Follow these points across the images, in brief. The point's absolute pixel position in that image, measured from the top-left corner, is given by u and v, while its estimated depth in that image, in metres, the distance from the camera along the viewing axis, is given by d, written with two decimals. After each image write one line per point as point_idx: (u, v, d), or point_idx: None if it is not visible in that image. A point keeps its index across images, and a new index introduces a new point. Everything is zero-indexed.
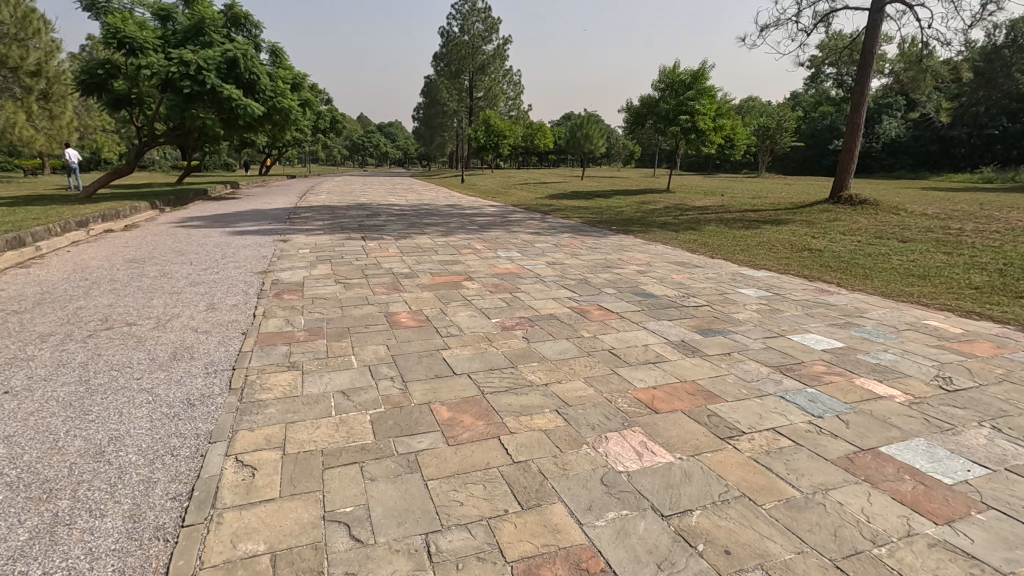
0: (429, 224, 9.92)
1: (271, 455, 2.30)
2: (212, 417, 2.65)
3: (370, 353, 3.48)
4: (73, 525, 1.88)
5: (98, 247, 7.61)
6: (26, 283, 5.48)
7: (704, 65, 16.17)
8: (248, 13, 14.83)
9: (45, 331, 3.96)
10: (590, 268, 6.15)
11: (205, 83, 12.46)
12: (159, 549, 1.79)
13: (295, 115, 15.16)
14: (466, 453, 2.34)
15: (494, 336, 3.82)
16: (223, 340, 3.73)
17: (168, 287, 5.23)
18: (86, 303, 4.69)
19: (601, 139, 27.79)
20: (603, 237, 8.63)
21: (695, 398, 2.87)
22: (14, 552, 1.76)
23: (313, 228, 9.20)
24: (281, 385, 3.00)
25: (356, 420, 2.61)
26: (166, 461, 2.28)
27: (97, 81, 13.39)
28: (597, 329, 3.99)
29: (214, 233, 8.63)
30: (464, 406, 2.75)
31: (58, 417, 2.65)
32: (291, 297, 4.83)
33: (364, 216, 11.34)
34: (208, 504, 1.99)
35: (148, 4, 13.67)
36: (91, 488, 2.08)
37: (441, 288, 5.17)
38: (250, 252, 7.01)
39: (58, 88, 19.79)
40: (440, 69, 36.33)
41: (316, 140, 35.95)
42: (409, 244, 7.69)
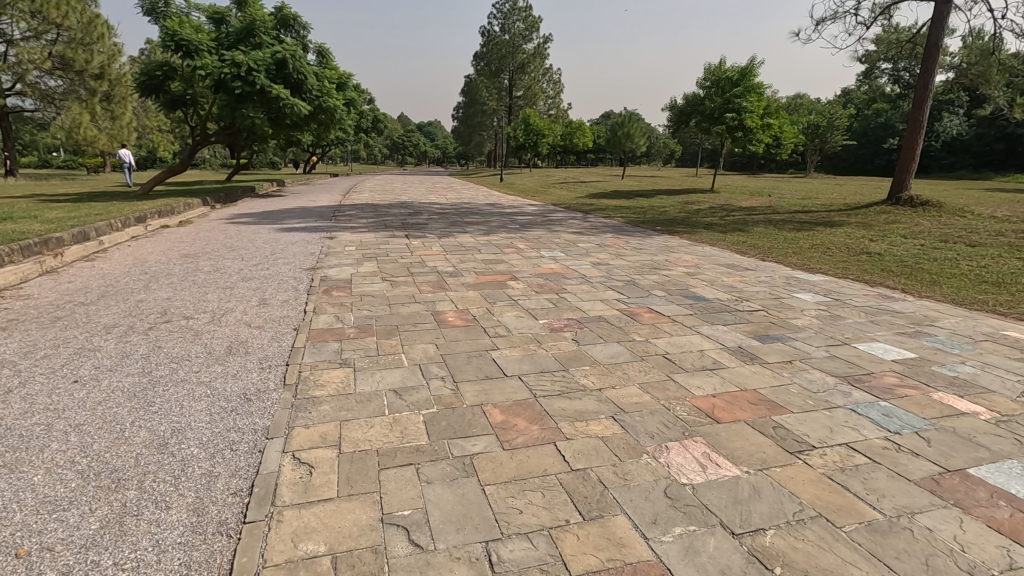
0: (470, 223, 9.96)
1: (327, 453, 2.30)
2: (269, 412, 2.67)
3: (420, 352, 3.47)
4: (140, 516, 1.92)
5: (156, 242, 7.91)
6: (90, 276, 5.74)
7: (752, 61, 15.68)
8: (297, 15, 15.21)
9: (110, 323, 4.12)
10: (637, 270, 6.02)
11: (255, 83, 12.83)
12: (223, 544, 1.79)
13: (340, 115, 15.42)
14: (522, 458, 2.28)
15: (542, 337, 3.76)
16: (276, 336, 3.79)
17: (222, 282, 5.37)
18: (146, 297, 4.86)
19: (642, 138, 27.36)
20: (648, 238, 8.45)
21: (757, 408, 2.74)
22: (86, 541, 1.80)
23: (358, 226, 9.33)
24: (334, 382, 3.02)
25: (409, 420, 2.58)
26: (226, 455, 2.30)
27: (155, 83, 13.95)
28: (649, 333, 3.87)
29: (263, 230, 8.86)
30: (518, 409, 2.70)
31: (124, 407, 2.73)
32: (340, 294, 4.89)
33: (406, 214, 11.49)
34: (268, 500, 1.99)
35: (204, 8, 14.12)
36: (156, 480, 2.12)
37: (487, 287, 5.13)
38: (299, 248, 7.16)
39: (120, 90, 20.85)
40: (481, 69, 36.49)
41: (358, 140, 36.77)
42: (452, 243, 7.70)
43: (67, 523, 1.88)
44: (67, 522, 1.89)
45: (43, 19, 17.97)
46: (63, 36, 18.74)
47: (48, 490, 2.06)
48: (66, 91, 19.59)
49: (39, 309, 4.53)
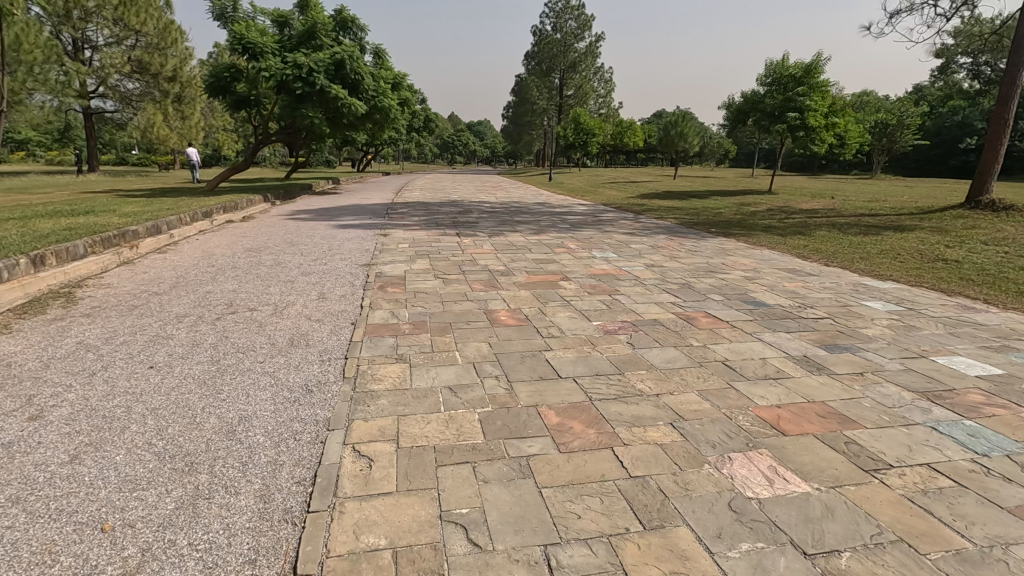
0: (520, 222, 9.98)
1: (386, 447, 2.33)
2: (329, 404, 2.75)
3: (473, 350, 3.48)
4: (212, 500, 2.00)
5: (221, 237, 8.30)
6: (164, 267, 6.07)
7: (818, 57, 15.04)
8: (355, 17, 15.59)
9: (182, 312, 4.34)
10: (692, 272, 5.86)
11: (315, 84, 13.28)
12: (289, 532, 1.84)
13: (394, 114, 15.68)
14: (579, 462, 2.24)
15: (596, 339, 3.70)
16: (335, 329, 3.90)
17: (283, 276, 5.58)
18: (214, 288, 5.10)
19: (696, 138, 26.70)
20: (703, 240, 8.23)
21: (827, 421, 2.60)
22: (163, 520, 1.89)
23: (410, 224, 9.50)
24: (390, 377, 3.06)
25: (465, 418, 2.59)
26: (290, 444, 2.38)
27: (222, 84, 14.69)
28: (707, 338, 3.75)
29: (321, 226, 9.16)
30: (573, 411, 2.67)
31: (195, 393, 2.86)
32: (395, 290, 4.97)
33: (457, 212, 11.62)
34: (330, 492, 2.03)
35: (269, 12, 14.73)
36: (225, 466, 2.21)
37: (538, 286, 5.11)
38: (354, 245, 7.34)
39: (190, 91, 21.90)
40: (532, 68, 36.51)
41: (410, 140, 37.52)
42: (503, 241, 7.73)
43: (146, 502, 1.98)
44: (146, 500, 1.99)
45: (124, 26, 19.35)
46: (141, 41, 20.06)
47: (128, 468, 2.19)
48: (142, 93, 20.89)
49: (118, 297, 4.84)
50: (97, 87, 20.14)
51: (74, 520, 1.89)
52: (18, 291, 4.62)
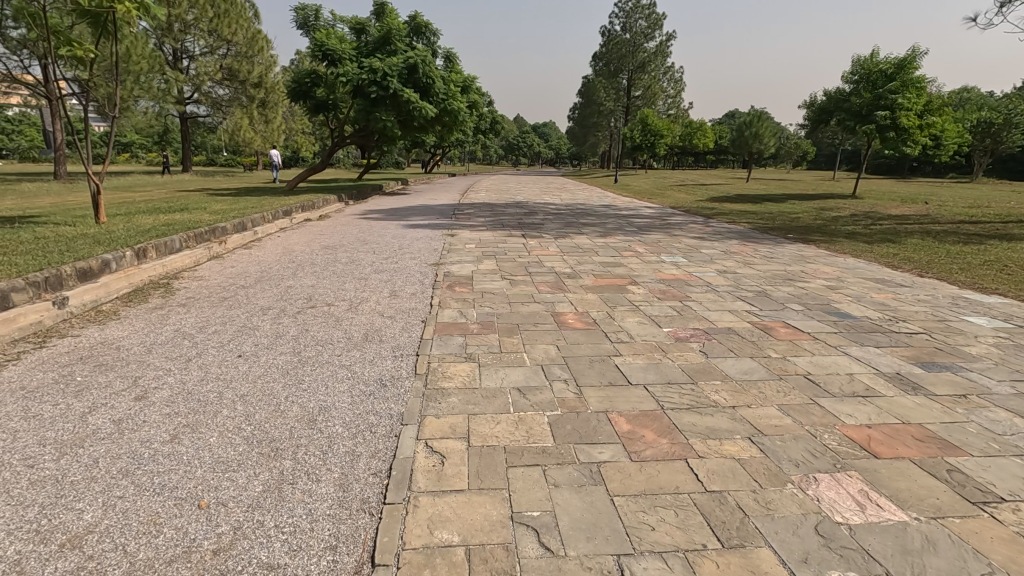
0: (586, 224, 9.90)
1: (457, 445, 2.37)
2: (402, 399, 2.82)
3: (541, 352, 3.47)
4: (296, 485, 2.10)
5: (300, 234, 8.75)
6: (249, 262, 6.47)
7: (912, 52, 14.06)
8: (428, 22, 15.99)
9: (266, 305, 4.60)
10: (768, 280, 5.59)
11: (388, 87, 13.78)
12: (366, 521, 1.90)
13: (463, 117, 15.95)
14: (651, 472, 2.18)
15: (667, 346, 3.60)
16: (407, 327, 4.01)
17: (357, 273, 5.79)
18: (294, 283, 5.38)
19: (772, 139, 25.55)
20: (779, 246, 7.85)
21: (924, 445, 2.40)
22: (253, 502, 2.00)
23: (476, 225, 9.63)
24: (460, 375, 3.11)
25: (535, 420, 2.59)
26: (367, 436, 2.46)
27: (303, 89, 15.53)
28: (787, 349, 3.56)
29: (392, 226, 9.46)
30: (645, 420, 2.60)
31: (279, 382, 3.03)
32: (463, 290, 5.05)
33: (522, 214, 11.66)
34: (405, 485, 2.09)
35: (348, 20, 15.42)
36: (307, 453, 2.32)
37: (606, 290, 5.04)
38: (423, 244, 7.52)
39: (274, 96, 23.18)
40: (600, 69, 36.27)
41: (477, 142, 38.13)
42: (569, 243, 7.69)
43: (237, 483, 2.12)
44: (237, 482, 2.12)
45: (217, 37, 20.87)
46: (232, 51, 21.58)
47: (221, 450, 2.34)
48: (231, 98, 22.37)
49: (210, 289, 5.19)
50: (193, 94, 21.77)
51: (175, 495, 2.04)
52: (124, 281, 5.06)
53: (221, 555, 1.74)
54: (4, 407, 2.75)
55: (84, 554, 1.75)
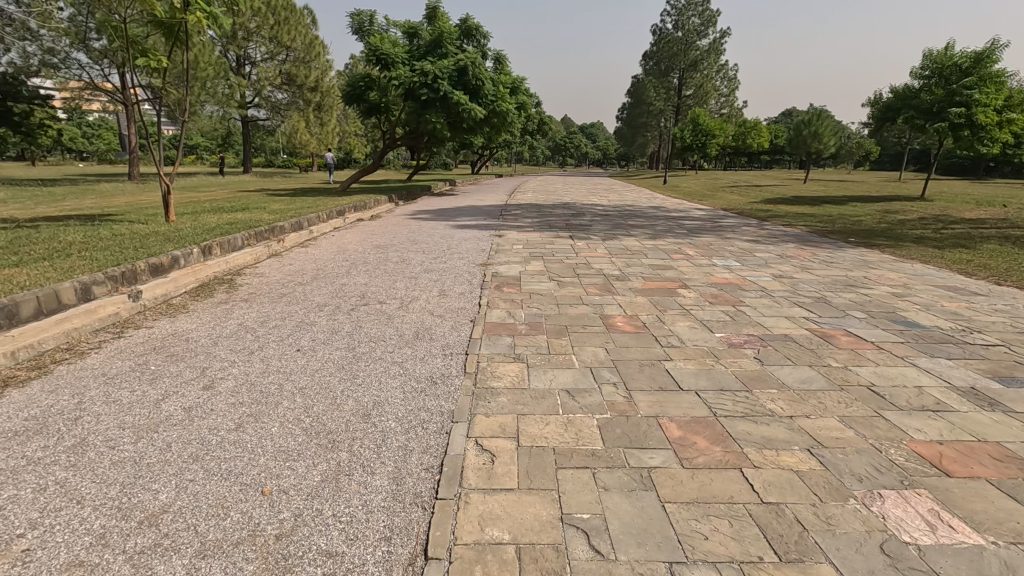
0: (635, 226, 9.75)
1: (507, 444, 2.39)
2: (453, 396, 2.87)
3: (590, 355, 3.46)
4: (352, 477, 2.17)
5: (353, 233, 9.01)
6: (306, 260, 6.71)
7: (991, 44, 13.18)
8: (479, 24, 16.15)
9: (322, 302, 4.77)
10: (828, 285, 5.36)
11: (439, 90, 14.02)
12: (419, 516, 1.95)
13: (511, 118, 16.01)
14: (704, 480, 2.14)
15: (720, 352, 3.51)
16: (456, 326, 4.07)
17: (408, 272, 5.91)
18: (348, 281, 5.55)
19: (832, 138, 24.45)
20: (840, 250, 7.50)
21: (1003, 466, 2.25)
22: (312, 490, 2.09)
23: (524, 226, 9.65)
24: (509, 375, 3.14)
25: (584, 422, 2.59)
26: (419, 431, 2.52)
27: (357, 93, 16.00)
28: (848, 359, 3.41)
29: (441, 226, 9.62)
30: (697, 426, 2.55)
31: (335, 376, 3.14)
32: (510, 290, 5.09)
33: (570, 215, 11.62)
34: (456, 481, 2.13)
35: (400, 24, 15.70)
36: (362, 446, 2.40)
37: (656, 293, 4.97)
38: (471, 245, 7.61)
39: (329, 100, 23.70)
40: (650, 69, 35.73)
41: (525, 142, 38.22)
42: (618, 245, 7.60)
43: (297, 472, 2.21)
44: (298, 471, 2.22)
45: (278, 43, 21.82)
46: (291, 56, 22.47)
47: (282, 440, 2.45)
48: (289, 102, 23.27)
49: (269, 285, 5.43)
50: (254, 98, 22.79)
51: (241, 481, 2.15)
52: (191, 276, 5.35)
53: (283, 539, 1.83)
54: (87, 392, 2.97)
55: (160, 532, 1.87)
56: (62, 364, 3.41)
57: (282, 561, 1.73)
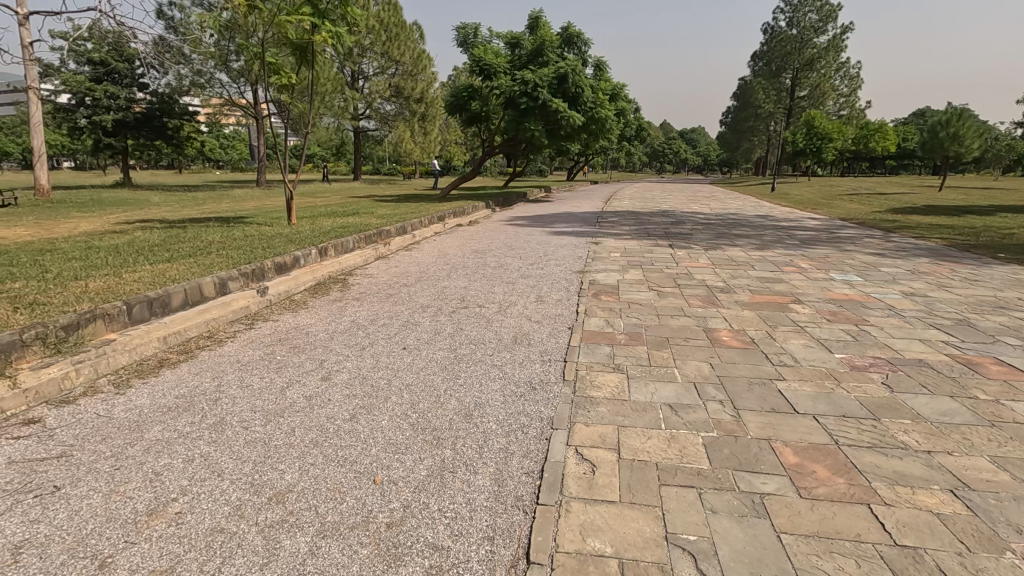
0: (740, 235, 9.25)
1: (608, 455, 2.36)
2: (551, 403, 2.89)
3: (693, 369, 3.31)
4: (456, 474, 2.24)
5: (452, 238, 9.35)
6: (410, 263, 7.07)
7: None
8: (581, 32, 16.17)
9: (425, 303, 4.99)
10: (972, 307, 4.75)
11: (538, 98, 14.20)
12: (521, 519, 1.97)
13: (610, 124, 15.83)
14: (825, 513, 1.97)
15: (840, 374, 3.23)
16: (554, 332, 4.09)
17: (506, 277, 6.04)
18: (449, 284, 5.77)
19: (976, 140, 21.69)
20: (986, 267, 6.62)
21: None
22: (419, 484, 2.18)
23: (621, 233, 9.49)
24: (608, 385, 3.09)
25: (688, 439, 2.48)
26: (519, 435, 2.56)
27: (460, 103, 16.61)
28: (1000, 391, 2.99)
29: (537, 232, 9.74)
30: (816, 454, 2.35)
31: (438, 376, 3.26)
32: (608, 299, 5.03)
33: (669, 223, 11.24)
34: (557, 488, 2.13)
35: (503, 35, 16.11)
36: (465, 445, 2.47)
37: (765, 308, 4.68)
38: (567, 252, 7.61)
39: (432, 110, 25.05)
40: (761, 69, 33.82)
41: (622, 148, 37.65)
42: (721, 255, 7.26)
43: (405, 464, 2.32)
44: (406, 463, 2.33)
45: (388, 58, 23.29)
46: (399, 70, 23.88)
47: (391, 433, 2.59)
48: (397, 113, 24.70)
49: (378, 286, 5.77)
50: (366, 111, 24.40)
51: (355, 468, 2.30)
52: (310, 275, 5.83)
53: (394, 528, 1.92)
54: (226, 376, 3.33)
55: (286, 509, 2.04)
56: (205, 350, 3.83)
57: (393, 549, 1.82)
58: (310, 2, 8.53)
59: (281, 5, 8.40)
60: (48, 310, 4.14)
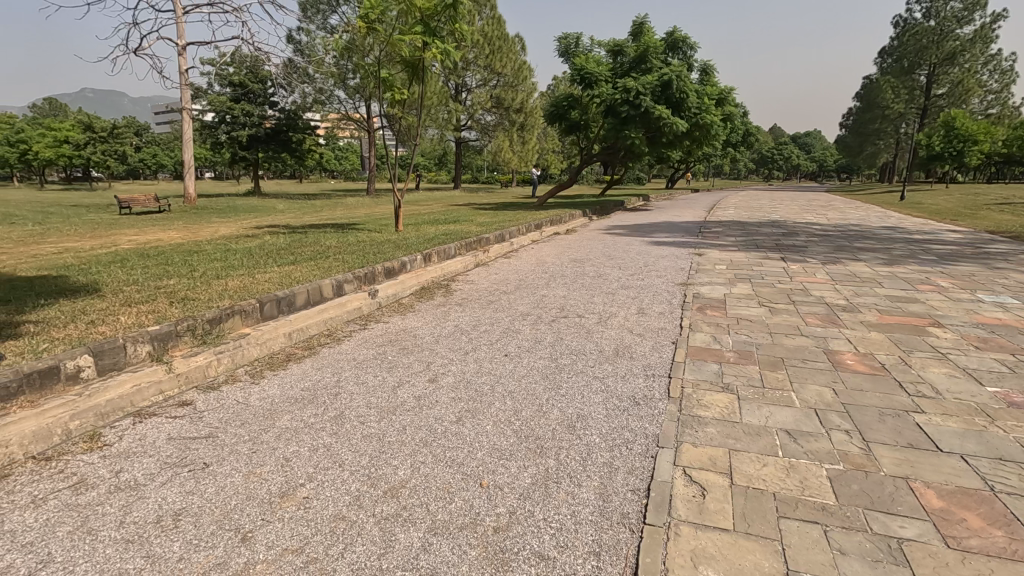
0: (864, 249, 8.45)
1: (720, 480, 2.24)
2: (657, 420, 2.80)
3: (814, 395, 3.06)
4: (560, 485, 2.24)
5: (550, 247, 9.42)
6: (509, 271, 7.21)
7: None
8: (687, 36, 15.67)
9: (525, 311, 5.06)
10: None
11: (640, 106, 13.91)
12: (627, 538, 1.93)
13: (715, 131, 15.14)
14: (980, 569, 1.74)
15: (996, 411, 2.83)
16: (657, 346, 3.97)
17: (605, 287, 5.97)
18: (549, 293, 5.81)
19: None
20: None
21: None
22: (524, 491, 2.21)
23: (726, 244, 9.04)
24: (717, 405, 2.95)
25: (810, 470, 2.30)
26: (623, 451, 2.51)
27: (560, 112, 16.72)
28: None
29: (636, 242, 9.53)
30: (965, 499, 2.09)
31: (540, 385, 3.29)
32: (714, 313, 4.81)
33: (780, 234, 10.53)
34: (665, 509, 2.06)
35: (606, 43, 16.01)
36: (569, 456, 2.47)
37: (898, 330, 4.23)
38: (669, 263, 7.37)
39: (531, 120, 25.45)
40: (891, 66, 30.87)
41: (726, 155, 35.91)
42: (842, 270, 6.68)
43: (510, 470, 2.37)
44: (511, 469, 2.37)
45: (490, 70, 24.00)
46: (500, 81, 24.52)
47: (495, 438, 2.65)
48: (496, 123, 25.39)
49: (479, 292, 5.94)
50: (467, 122, 25.32)
51: (462, 470, 2.38)
52: (416, 280, 6.13)
53: (501, 533, 1.97)
54: (344, 372, 3.59)
55: (399, 504, 2.15)
56: (325, 347, 4.16)
57: (500, 554, 1.86)
58: (423, 21, 8.95)
59: (396, 25, 8.94)
60: (197, 305, 4.70)
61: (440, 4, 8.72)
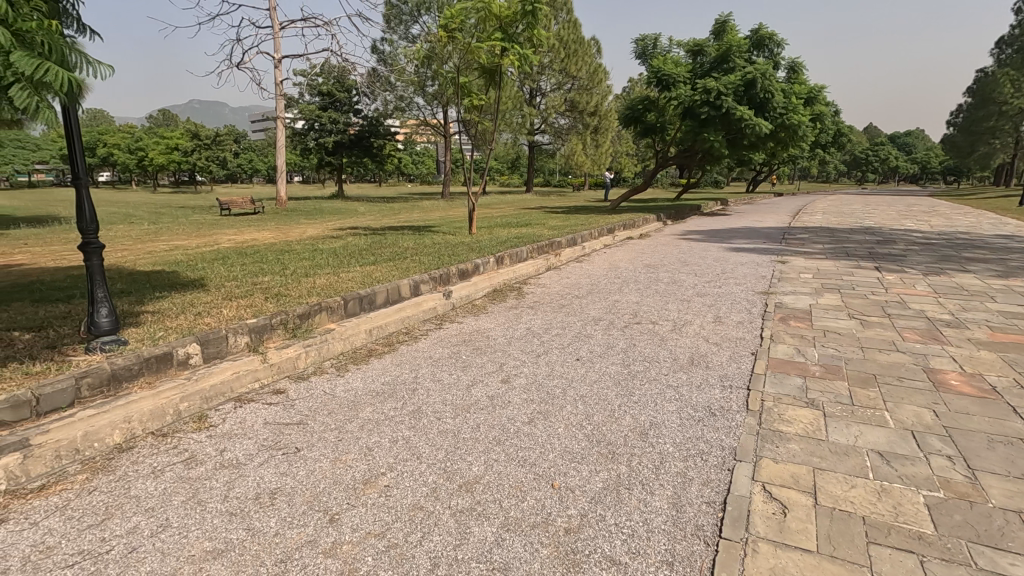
0: (974, 259, 7.71)
1: (803, 499, 2.15)
2: (735, 433, 2.72)
3: (910, 416, 2.85)
4: (632, 492, 2.24)
5: (623, 251, 9.30)
6: (580, 275, 7.19)
7: None
8: (773, 33, 14.95)
9: (597, 316, 5.04)
10: None
11: (721, 107, 13.38)
12: (701, 550, 1.90)
13: (803, 131, 14.33)
14: None
15: None
16: (735, 357, 3.84)
17: (680, 294, 5.83)
18: (621, 298, 5.75)
19: None
20: None
21: None
22: (596, 495, 2.22)
23: (813, 252, 8.54)
24: (801, 421, 2.82)
25: (905, 496, 2.15)
26: (698, 461, 2.46)
27: (636, 115, 16.42)
28: None
29: (714, 248, 9.21)
30: None
31: (611, 391, 3.27)
32: (798, 324, 4.58)
33: (875, 241, 9.80)
34: (743, 524, 2.01)
35: (686, 44, 15.56)
36: (642, 463, 2.45)
37: (1013, 350, 3.84)
38: (749, 270, 7.07)
39: (605, 122, 25.20)
40: (1011, 58, 28.15)
41: (814, 157, 33.83)
42: (946, 282, 6.14)
43: (582, 474, 2.38)
44: (582, 473, 2.39)
45: (565, 74, 23.96)
46: (575, 85, 24.46)
47: (567, 441, 2.67)
48: (570, 127, 25.35)
49: (551, 296, 5.99)
50: (541, 125, 25.40)
51: (534, 470, 2.43)
52: (489, 281, 6.26)
53: (572, 534, 1.99)
54: (420, 369, 3.74)
55: (473, 499, 2.23)
56: (403, 344, 4.35)
57: (572, 554, 1.89)
58: (501, 28, 9.14)
59: (475, 33, 9.18)
60: (289, 300, 5.07)
61: (518, 11, 8.88)
